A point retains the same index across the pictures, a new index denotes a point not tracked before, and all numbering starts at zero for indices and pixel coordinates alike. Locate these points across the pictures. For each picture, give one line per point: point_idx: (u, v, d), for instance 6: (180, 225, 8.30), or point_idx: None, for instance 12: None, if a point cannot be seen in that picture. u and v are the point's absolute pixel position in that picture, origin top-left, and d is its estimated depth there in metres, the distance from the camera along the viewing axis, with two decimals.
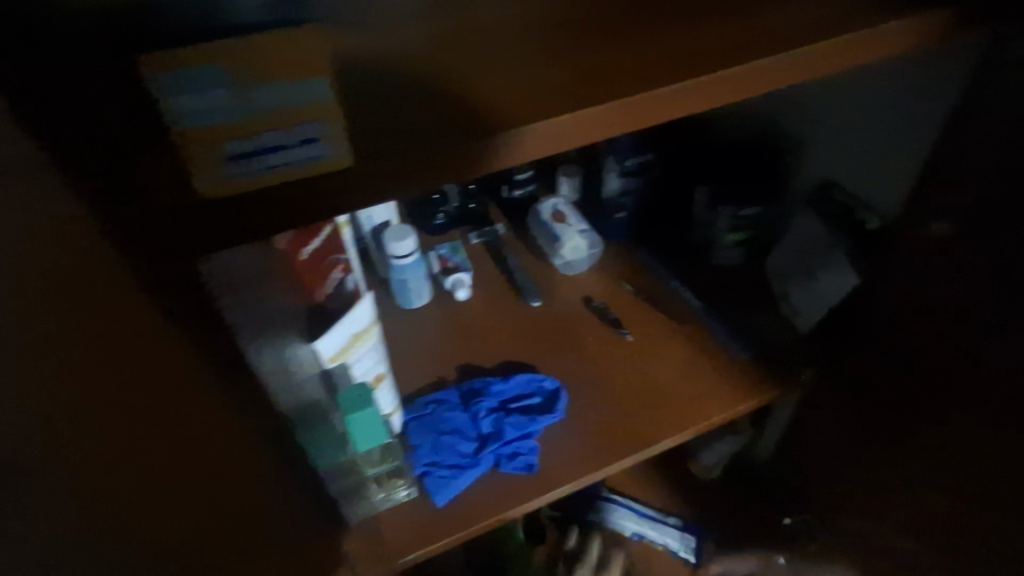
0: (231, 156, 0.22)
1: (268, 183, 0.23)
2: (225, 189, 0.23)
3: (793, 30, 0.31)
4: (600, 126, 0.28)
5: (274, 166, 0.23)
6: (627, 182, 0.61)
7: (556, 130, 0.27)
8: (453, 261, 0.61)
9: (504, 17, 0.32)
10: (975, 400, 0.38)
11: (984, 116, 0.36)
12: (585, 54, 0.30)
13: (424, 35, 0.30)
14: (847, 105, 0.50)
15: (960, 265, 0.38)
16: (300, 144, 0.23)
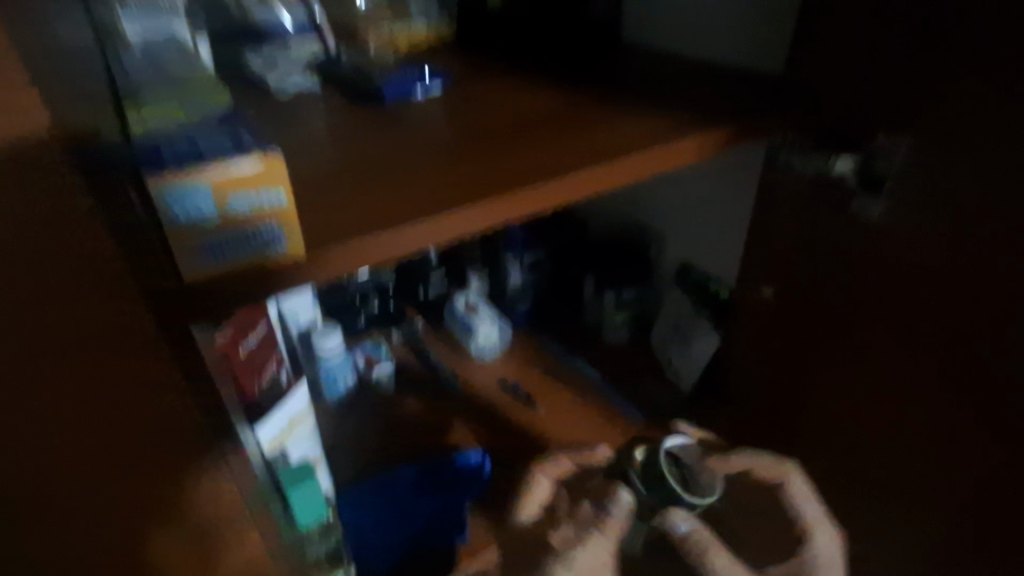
0: (209, 247, 0.28)
1: (232, 273, 0.29)
2: (200, 272, 0.29)
3: (632, 136, 0.46)
4: (525, 204, 0.40)
5: (237, 251, 0.29)
6: (527, 275, 0.77)
7: (470, 217, 0.38)
8: (376, 356, 0.69)
9: (333, 160, 0.43)
10: (782, 389, 0.58)
11: (782, 196, 0.54)
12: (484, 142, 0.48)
13: (339, 161, 0.43)
14: (679, 201, 0.70)
15: (760, 299, 0.59)
16: (264, 239, 0.29)
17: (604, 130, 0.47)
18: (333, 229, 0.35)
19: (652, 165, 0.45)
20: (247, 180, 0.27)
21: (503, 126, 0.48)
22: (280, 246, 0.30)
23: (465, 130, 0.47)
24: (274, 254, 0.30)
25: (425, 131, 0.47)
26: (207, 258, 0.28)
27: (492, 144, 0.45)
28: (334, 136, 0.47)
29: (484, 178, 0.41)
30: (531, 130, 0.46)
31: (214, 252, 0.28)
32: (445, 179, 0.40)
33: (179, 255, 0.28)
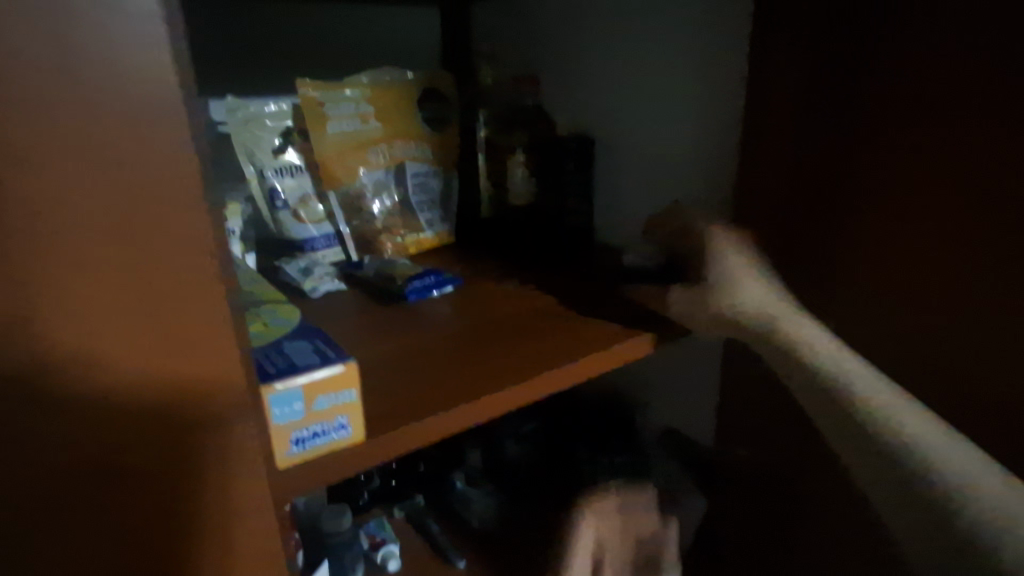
0: (294, 441, 0.34)
1: (310, 458, 0.35)
2: (282, 462, 0.34)
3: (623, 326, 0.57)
4: (551, 383, 0.49)
5: (314, 444, 0.35)
6: (523, 446, 0.83)
7: (511, 396, 0.46)
8: (379, 535, 0.71)
9: (374, 354, 0.52)
10: None
11: None
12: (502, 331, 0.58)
13: (379, 355, 0.52)
14: (661, 373, 0.81)
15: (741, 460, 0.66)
16: (334, 430, 0.35)
17: (585, 326, 0.57)
18: (381, 423, 0.40)
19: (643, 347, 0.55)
20: (327, 385, 0.34)
21: (502, 327, 0.57)
22: (348, 432, 0.36)
23: (479, 325, 0.58)
24: (342, 440, 0.36)
25: (440, 329, 0.56)
26: (296, 448, 0.34)
27: (489, 343, 0.54)
28: (368, 333, 0.56)
29: (516, 363, 0.50)
30: (522, 329, 0.56)
31: (295, 447, 0.34)
32: (484, 366, 0.49)
33: (275, 450, 0.33)
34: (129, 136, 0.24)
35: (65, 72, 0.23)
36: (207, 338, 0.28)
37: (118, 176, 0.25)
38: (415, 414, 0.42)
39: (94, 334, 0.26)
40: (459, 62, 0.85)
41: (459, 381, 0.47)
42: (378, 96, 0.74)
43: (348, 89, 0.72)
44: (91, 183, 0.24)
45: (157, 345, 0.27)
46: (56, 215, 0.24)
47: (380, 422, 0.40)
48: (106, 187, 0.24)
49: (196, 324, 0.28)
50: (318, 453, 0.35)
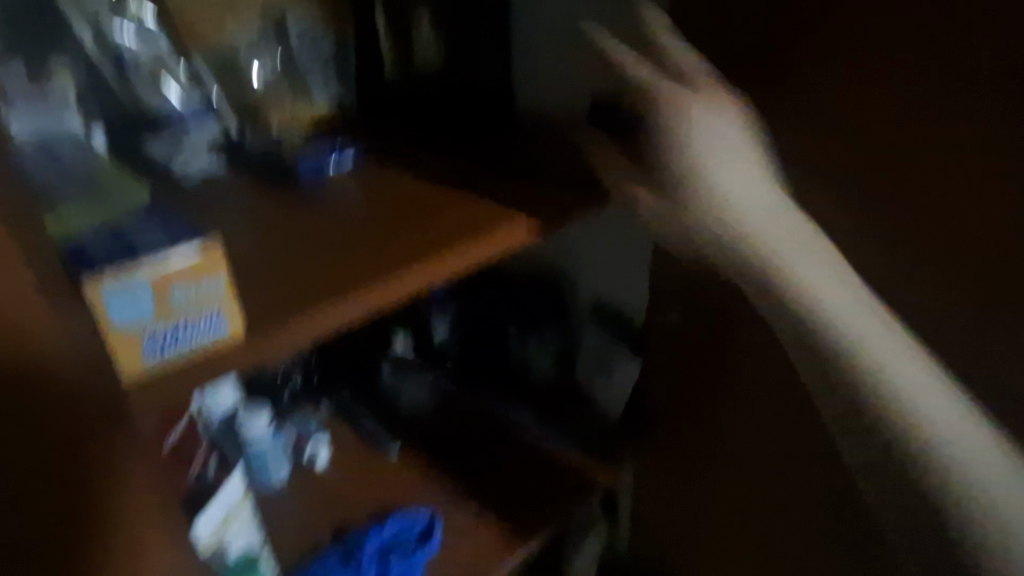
0: (148, 344, 0.29)
1: (174, 367, 0.31)
2: (143, 371, 0.30)
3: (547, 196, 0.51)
4: (477, 254, 0.46)
5: (181, 345, 0.31)
6: (452, 330, 0.78)
7: (433, 271, 0.43)
8: (305, 430, 0.67)
9: (256, 242, 0.44)
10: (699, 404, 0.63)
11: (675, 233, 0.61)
12: (414, 197, 0.51)
13: (261, 241, 0.44)
14: (588, 243, 0.76)
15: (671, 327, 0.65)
16: (200, 325, 0.31)
17: (506, 194, 0.52)
18: (267, 315, 0.36)
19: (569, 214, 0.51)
20: (175, 276, 0.29)
21: (421, 199, 0.51)
22: (224, 329, 0.32)
23: (385, 200, 0.51)
24: (220, 338, 0.32)
25: (344, 206, 0.49)
26: (154, 356, 0.30)
27: (406, 218, 0.48)
28: (249, 217, 0.48)
29: (434, 234, 0.46)
30: (440, 202, 0.50)
31: (152, 354, 0.30)
32: (398, 241, 0.45)
33: (125, 359, 0.29)
34: None
35: None
36: None
37: None
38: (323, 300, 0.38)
39: None
40: None
41: (375, 257, 0.43)
42: None
43: None
44: None
45: None
46: None
47: (275, 311, 0.36)
48: None
49: None
50: (188, 354, 0.31)
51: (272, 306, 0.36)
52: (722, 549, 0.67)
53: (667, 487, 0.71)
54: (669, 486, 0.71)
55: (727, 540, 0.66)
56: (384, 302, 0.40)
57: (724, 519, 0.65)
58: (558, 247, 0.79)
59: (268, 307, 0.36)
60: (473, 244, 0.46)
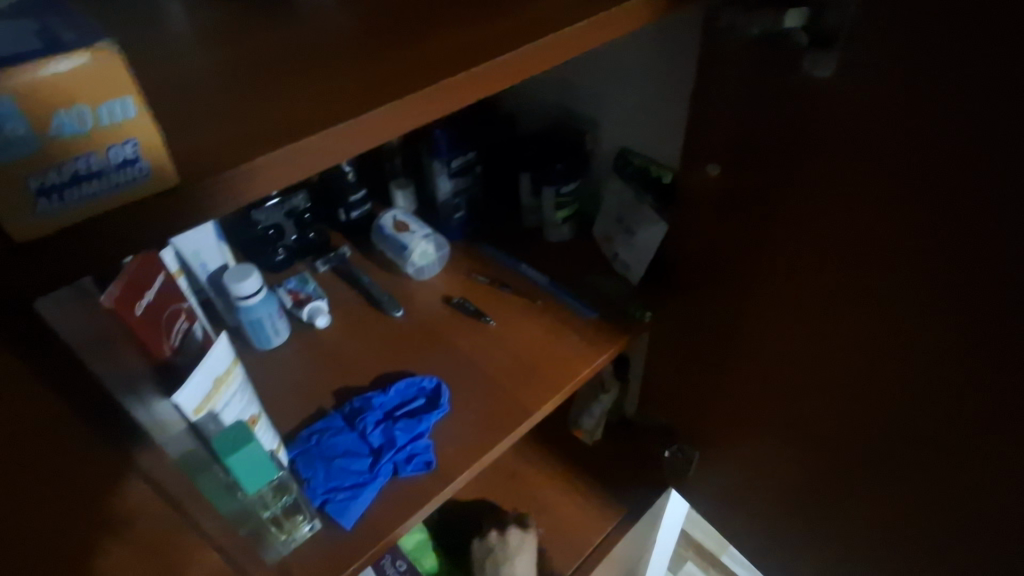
0: (40, 191, 0.22)
1: (74, 222, 0.23)
2: (37, 228, 0.22)
3: (569, 10, 0.41)
4: (487, 81, 0.37)
5: (90, 196, 0.23)
6: (458, 182, 0.70)
7: (433, 97, 0.35)
8: (304, 292, 0.64)
9: (207, 65, 0.36)
10: (728, 267, 0.58)
11: (720, 65, 0.50)
12: (405, 11, 0.41)
13: (215, 64, 0.36)
14: (611, 81, 0.65)
15: (704, 180, 0.57)
16: (117, 167, 0.23)
17: (520, 6, 0.42)
18: (221, 153, 0.29)
19: (596, 31, 0.41)
20: (70, 87, 0.21)
21: (417, 10, 0.41)
22: (144, 173, 0.24)
23: (369, 13, 0.41)
24: (140, 187, 0.24)
25: (316, 21, 0.40)
26: (48, 203, 0.22)
27: (401, 32, 0.39)
28: (198, 35, 0.39)
29: (433, 53, 0.37)
30: (445, 14, 0.41)
31: (45, 205, 0.22)
32: (388, 62, 0.36)
33: (3, 205, 0.21)
34: None
35: None
36: None
37: None
38: (292, 133, 0.30)
39: None
40: None
41: (358, 84, 0.34)
42: None
43: None
44: None
45: None
46: None
47: (230, 147, 0.29)
48: None
49: None
50: (95, 209, 0.23)
51: (227, 143, 0.29)
52: (741, 414, 0.64)
53: (686, 351, 0.68)
54: (687, 350, 0.67)
55: (746, 405, 0.64)
56: (372, 140, 0.33)
57: (745, 385, 0.62)
58: (577, 88, 0.69)
59: (223, 142, 0.29)
60: (483, 65, 0.37)
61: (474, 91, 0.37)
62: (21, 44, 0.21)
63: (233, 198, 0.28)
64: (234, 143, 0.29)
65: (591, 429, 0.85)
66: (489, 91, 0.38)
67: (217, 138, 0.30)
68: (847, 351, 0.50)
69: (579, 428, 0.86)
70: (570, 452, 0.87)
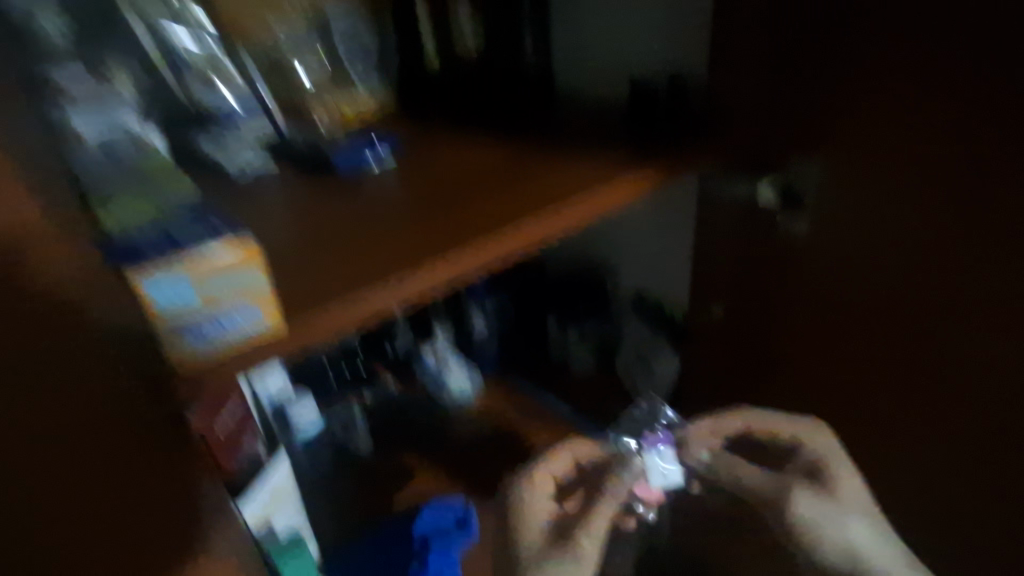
0: (193, 336, 0.33)
1: (211, 357, 0.34)
2: (189, 359, 0.34)
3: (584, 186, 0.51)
4: (520, 242, 0.46)
5: (223, 339, 0.34)
6: (490, 321, 0.78)
7: (474, 257, 0.44)
8: (350, 419, 0.70)
9: (298, 232, 0.46)
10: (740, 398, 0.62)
11: (716, 224, 0.59)
12: (456, 185, 0.52)
13: (304, 232, 0.46)
14: (625, 234, 0.75)
15: (710, 319, 0.64)
16: (241, 319, 0.34)
17: (548, 179, 0.52)
18: (306, 304, 0.38)
19: (606, 202, 0.51)
20: (215, 271, 0.32)
21: (465, 184, 0.52)
22: (258, 323, 0.35)
23: (426, 189, 0.52)
24: (254, 329, 0.35)
25: (382, 197, 0.51)
26: (197, 342, 0.33)
27: (440, 205, 0.49)
28: (289, 211, 0.50)
29: (479, 220, 0.47)
30: (477, 189, 0.51)
31: (196, 346, 0.33)
32: (444, 227, 0.46)
33: (169, 345, 0.33)
34: None
35: None
36: None
37: None
38: (361, 286, 0.40)
39: None
40: None
41: (416, 246, 0.44)
42: None
43: None
44: None
45: None
46: None
47: (315, 299, 0.39)
48: None
49: None
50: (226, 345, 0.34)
51: (313, 295, 0.39)
52: None
53: None
54: None
55: None
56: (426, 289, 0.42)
57: None
58: (595, 240, 0.79)
59: (309, 294, 0.39)
60: (517, 229, 0.46)
61: (512, 248, 0.46)
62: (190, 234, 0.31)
63: (313, 337, 0.37)
64: (316, 295, 0.39)
65: None
66: (523, 248, 0.47)
67: (305, 291, 0.39)
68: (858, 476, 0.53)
69: None
70: None
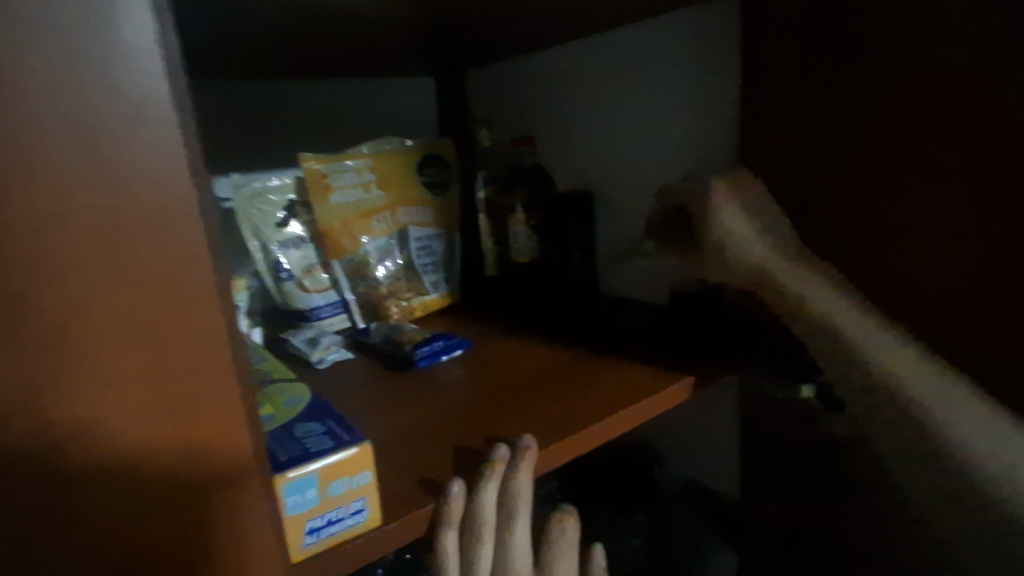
0: (307, 529, 0.32)
1: (323, 550, 0.33)
2: (297, 554, 0.32)
3: (642, 382, 0.56)
4: (619, 424, 0.51)
5: (330, 530, 0.33)
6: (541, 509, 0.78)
7: (587, 435, 0.49)
8: None
9: (392, 420, 0.52)
10: None
11: (764, 417, 0.63)
12: (538, 376, 0.59)
13: (392, 422, 0.51)
14: (668, 423, 0.78)
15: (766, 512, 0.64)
16: (352, 513, 0.34)
17: (614, 374, 0.59)
18: (440, 466, 0.43)
19: (670, 397, 0.55)
20: (341, 468, 0.34)
21: (553, 377, 0.59)
22: (364, 517, 0.35)
23: (504, 381, 0.59)
24: (359, 523, 0.35)
25: (456, 390, 0.57)
26: (311, 538, 0.33)
27: (518, 402, 0.54)
28: (372, 404, 0.55)
29: (576, 406, 0.53)
30: (549, 388, 0.56)
31: (296, 537, 0.32)
32: (544, 411, 0.52)
33: (290, 543, 0.32)
34: (133, 226, 0.23)
35: (72, 167, 0.22)
36: (224, 427, 0.27)
37: (108, 261, 0.23)
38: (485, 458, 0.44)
39: (99, 437, 0.24)
40: (457, 130, 0.89)
41: (526, 426, 0.49)
42: (379, 160, 0.76)
43: (349, 159, 0.73)
44: (88, 273, 0.22)
45: (166, 442, 0.25)
46: (73, 330, 0.22)
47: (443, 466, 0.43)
48: (100, 284, 0.23)
49: (205, 414, 0.26)
50: (336, 542, 0.34)
51: (443, 461, 0.43)
52: None
53: None
54: None
55: None
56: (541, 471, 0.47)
57: None
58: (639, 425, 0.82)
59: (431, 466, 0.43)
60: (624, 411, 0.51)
61: (618, 424, 0.51)
62: (322, 432, 0.36)
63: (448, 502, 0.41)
64: (442, 462, 0.44)
65: None
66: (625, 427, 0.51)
67: (431, 458, 0.44)
68: None
69: None
70: None
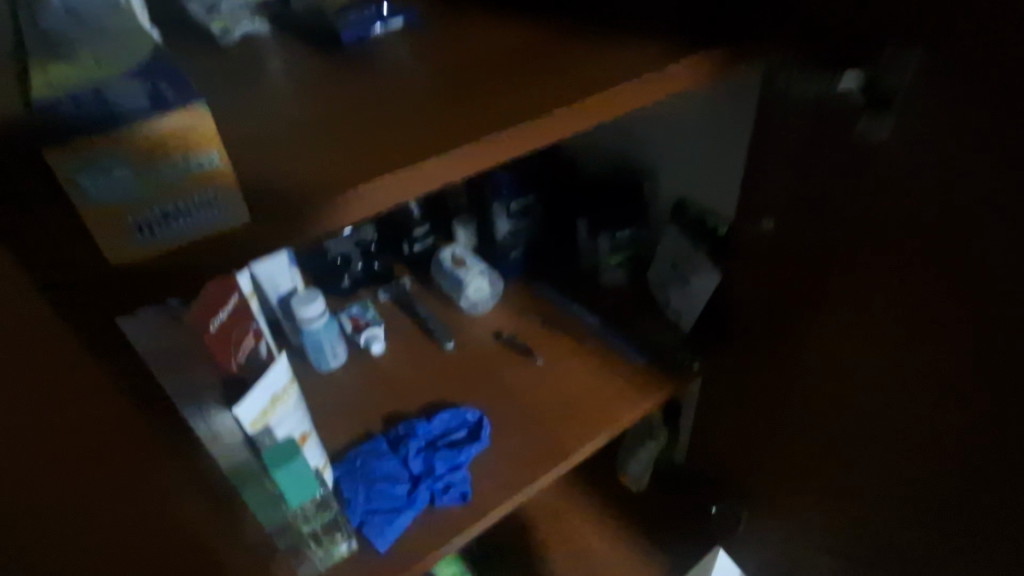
0: (134, 226, 0.28)
1: (170, 250, 0.29)
2: (133, 255, 0.28)
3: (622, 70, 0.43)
4: (580, 119, 0.41)
5: (180, 227, 0.29)
6: (517, 222, 0.73)
7: (538, 132, 0.39)
8: (363, 319, 0.68)
9: (304, 107, 0.41)
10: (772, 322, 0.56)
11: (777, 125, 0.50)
12: (497, 53, 0.46)
13: (303, 109, 0.40)
14: (668, 132, 0.66)
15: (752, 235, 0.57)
16: (200, 208, 0.29)
17: (597, 58, 0.45)
18: (347, 170, 0.35)
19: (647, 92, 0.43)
20: (165, 143, 0.27)
21: (520, 56, 0.45)
22: (221, 213, 0.29)
23: (458, 60, 0.45)
24: (219, 223, 0.30)
25: (398, 71, 0.44)
26: (141, 234, 0.28)
27: (460, 91, 0.41)
28: (285, 88, 0.43)
29: (539, 92, 0.41)
30: (497, 74, 0.43)
31: (136, 238, 0.28)
32: (499, 96, 0.41)
33: (110, 236, 0.27)
34: None
35: None
36: None
37: None
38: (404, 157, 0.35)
39: None
40: None
41: (470, 117, 0.39)
42: None
43: None
44: None
45: None
46: None
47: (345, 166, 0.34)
48: None
49: None
50: (182, 242, 0.29)
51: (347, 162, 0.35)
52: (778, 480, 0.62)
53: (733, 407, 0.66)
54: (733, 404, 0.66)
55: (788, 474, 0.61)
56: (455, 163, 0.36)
57: (792, 454, 0.59)
58: (635, 135, 0.70)
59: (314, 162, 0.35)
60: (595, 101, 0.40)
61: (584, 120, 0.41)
62: (140, 95, 0.26)
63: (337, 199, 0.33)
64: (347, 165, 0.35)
65: (636, 479, 0.84)
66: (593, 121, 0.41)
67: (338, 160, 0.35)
68: (892, 427, 0.47)
69: (630, 480, 0.85)
70: (614, 496, 0.86)
